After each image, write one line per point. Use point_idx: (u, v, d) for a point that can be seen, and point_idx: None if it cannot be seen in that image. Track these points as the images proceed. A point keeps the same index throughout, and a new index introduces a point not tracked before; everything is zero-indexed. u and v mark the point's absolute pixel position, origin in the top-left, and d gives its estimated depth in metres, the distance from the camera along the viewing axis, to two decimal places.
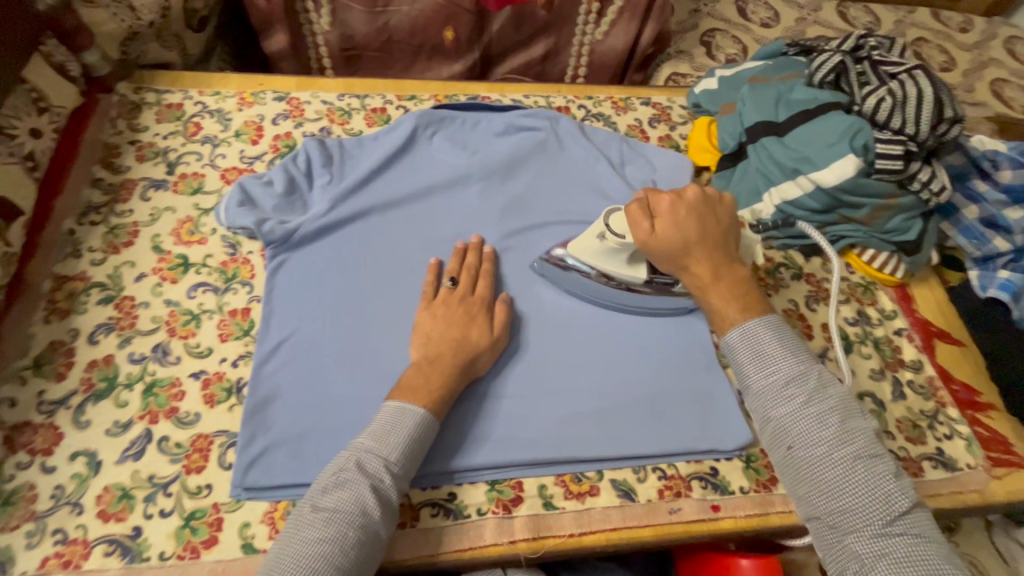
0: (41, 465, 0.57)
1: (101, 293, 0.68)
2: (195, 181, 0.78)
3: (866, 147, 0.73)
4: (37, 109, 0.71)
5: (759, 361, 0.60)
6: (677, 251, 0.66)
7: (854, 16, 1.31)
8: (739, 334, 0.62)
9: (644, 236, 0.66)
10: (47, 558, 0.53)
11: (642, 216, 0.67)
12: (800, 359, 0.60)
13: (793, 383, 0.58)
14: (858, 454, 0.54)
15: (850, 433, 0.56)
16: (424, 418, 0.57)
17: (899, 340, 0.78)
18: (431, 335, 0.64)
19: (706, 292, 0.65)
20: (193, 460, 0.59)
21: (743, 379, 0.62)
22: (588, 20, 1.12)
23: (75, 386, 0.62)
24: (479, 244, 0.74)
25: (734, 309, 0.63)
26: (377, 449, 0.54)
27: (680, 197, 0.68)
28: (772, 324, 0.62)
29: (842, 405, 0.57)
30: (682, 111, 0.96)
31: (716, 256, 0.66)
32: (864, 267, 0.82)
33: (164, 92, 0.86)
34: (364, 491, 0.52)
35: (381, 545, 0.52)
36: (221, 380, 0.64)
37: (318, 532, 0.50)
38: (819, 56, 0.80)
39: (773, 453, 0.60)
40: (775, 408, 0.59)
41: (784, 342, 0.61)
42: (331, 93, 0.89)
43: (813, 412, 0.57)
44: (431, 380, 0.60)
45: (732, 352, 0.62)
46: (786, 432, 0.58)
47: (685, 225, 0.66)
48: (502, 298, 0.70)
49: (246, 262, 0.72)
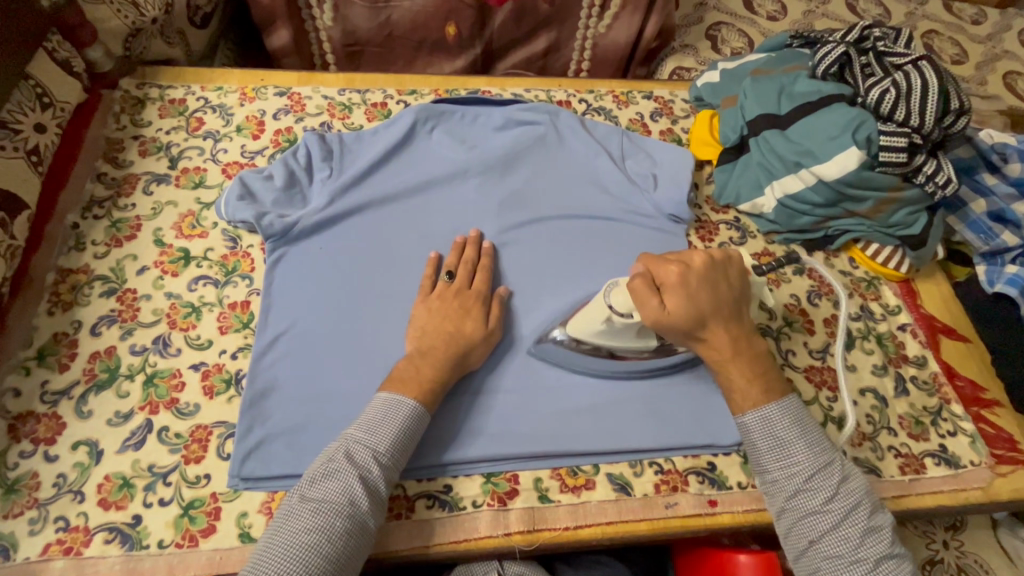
0: (43, 453, 0.58)
1: (104, 285, 0.69)
2: (196, 175, 0.78)
3: (870, 139, 0.72)
4: (41, 104, 0.72)
5: (780, 450, 0.57)
6: (692, 327, 0.61)
7: (863, 8, 1.28)
8: (758, 420, 0.58)
9: (655, 314, 0.60)
10: (48, 544, 0.54)
11: (648, 293, 0.61)
12: (823, 449, 0.57)
13: (818, 475, 0.56)
14: (882, 553, 0.53)
15: (875, 528, 0.54)
16: (414, 410, 0.57)
17: (903, 336, 0.77)
18: (426, 328, 0.64)
19: (725, 368, 0.61)
20: (192, 450, 0.60)
21: (760, 466, 0.59)
22: (591, 13, 1.11)
23: (78, 376, 0.63)
24: (478, 239, 0.74)
25: (756, 389, 0.60)
26: (369, 440, 0.55)
27: (688, 265, 0.62)
28: (794, 407, 0.59)
29: (866, 499, 0.55)
30: (684, 104, 0.96)
31: (731, 327, 0.62)
32: (868, 262, 0.81)
33: (167, 88, 0.87)
34: (352, 481, 0.52)
35: (368, 538, 0.52)
36: (220, 371, 0.65)
37: (305, 522, 0.50)
38: (822, 48, 0.79)
39: (786, 540, 0.56)
40: (799, 501, 0.55)
41: (806, 432, 0.58)
42: (333, 88, 0.89)
43: (839, 507, 0.54)
44: (423, 371, 0.61)
45: (749, 436, 0.59)
46: (807, 525, 0.55)
47: (699, 299, 0.60)
48: (500, 294, 0.70)
49: (246, 256, 0.73)
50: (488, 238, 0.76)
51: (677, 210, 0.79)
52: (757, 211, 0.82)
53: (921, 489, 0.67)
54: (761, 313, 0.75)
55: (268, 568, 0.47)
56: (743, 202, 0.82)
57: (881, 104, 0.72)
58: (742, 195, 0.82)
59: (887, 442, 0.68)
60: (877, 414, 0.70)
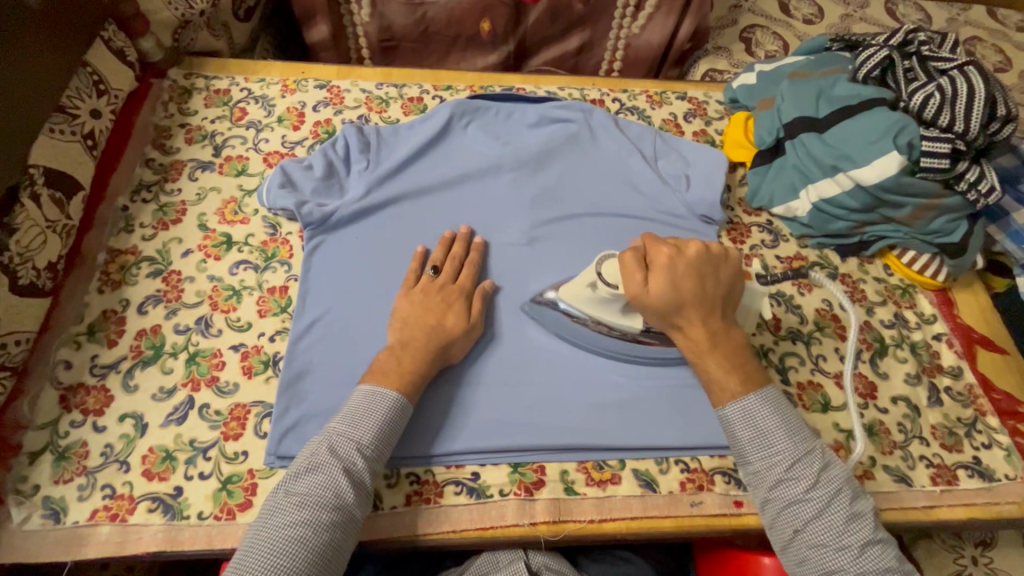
0: (92, 424, 0.61)
1: (151, 266, 0.72)
2: (239, 164, 0.81)
3: (911, 145, 0.71)
4: (97, 91, 0.75)
5: (762, 440, 0.57)
6: (671, 312, 0.61)
7: (903, 12, 1.26)
8: (740, 411, 0.58)
9: (636, 290, 0.61)
10: (96, 510, 0.57)
11: (636, 268, 0.62)
12: (803, 438, 0.57)
13: (799, 464, 0.55)
14: (866, 539, 0.53)
15: (858, 514, 0.54)
16: (397, 403, 0.58)
17: (938, 345, 0.76)
18: (407, 319, 0.64)
19: (701, 358, 0.61)
20: (231, 427, 0.62)
21: (742, 458, 0.58)
22: (625, 13, 1.12)
23: (125, 352, 0.66)
24: (468, 235, 0.75)
25: (733, 380, 0.59)
26: (351, 433, 0.56)
27: (681, 252, 0.63)
28: (773, 397, 0.59)
29: (846, 485, 0.55)
30: (719, 106, 0.95)
31: (713, 319, 0.62)
32: (904, 269, 0.80)
33: (212, 79, 0.90)
34: (334, 474, 0.53)
35: (354, 530, 0.53)
36: (259, 353, 0.67)
37: (290, 517, 0.51)
38: (864, 51, 0.79)
39: (771, 531, 0.56)
40: (782, 490, 0.55)
41: (787, 422, 0.57)
42: (371, 82, 0.91)
43: (821, 495, 0.54)
44: (404, 364, 0.61)
45: (730, 427, 0.58)
46: (792, 514, 0.54)
47: (683, 286, 0.61)
48: (483, 288, 0.70)
49: (285, 242, 0.75)
50: (478, 235, 0.76)
51: (708, 211, 0.80)
52: (790, 215, 0.82)
53: (953, 501, 0.66)
54: (792, 316, 0.75)
55: (256, 561, 0.49)
56: (777, 204, 0.82)
57: (926, 107, 0.71)
58: (777, 197, 0.81)
59: (919, 452, 0.68)
60: (909, 423, 0.69)
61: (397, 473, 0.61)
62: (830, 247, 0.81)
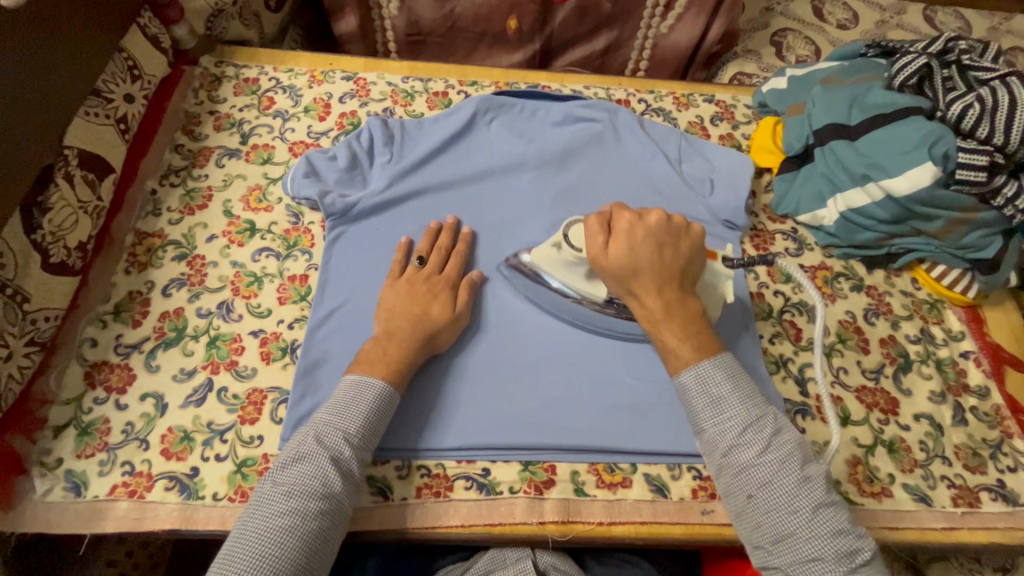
0: (114, 401, 0.63)
1: (176, 250, 0.73)
2: (265, 152, 0.82)
3: (946, 156, 0.69)
4: (131, 76, 0.77)
5: (714, 407, 0.56)
6: (628, 277, 0.61)
7: (942, 20, 1.22)
8: (693, 377, 0.57)
9: (596, 252, 0.63)
10: (115, 485, 0.58)
11: (598, 231, 0.63)
12: (756, 404, 0.56)
13: (750, 428, 0.55)
14: (817, 502, 0.52)
15: (808, 478, 0.53)
16: (384, 392, 0.59)
17: (964, 363, 0.74)
18: (393, 310, 0.65)
19: (655, 326, 0.60)
20: (248, 411, 0.63)
21: (697, 426, 0.57)
22: (655, 13, 1.11)
23: (148, 333, 0.67)
24: (454, 226, 0.74)
25: (687, 348, 0.59)
26: (339, 423, 0.56)
27: (642, 218, 0.63)
28: (727, 363, 0.58)
29: (799, 450, 0.54)
30: (747, 110, 0.93)
31: (669, 289, 0.61)
32: (932, 284, 0.78)
33: (242, 67, 0.91)
34: (323, 463, 0.53)
35: (344, 515, 0.54)
36: (277, 340, 0.68)
37: (280, 505, 0.51)
38: (901, 58, 0.77)
39: (727, 497, 0.55)
40: (734, 455, 0.55)
41: (738, 385, 0.57)
42: (397, 75, 0.92)
43: (773, 458, 0.53)
44: (389, 353, 0.61)
45: (686, 395, 0.58)
46: (743, 479, 0.54)
47: (641, 251, 0.61)
48: (469, 278, 0.70)
49: (307, 231, 0.76)
50: (465, 225, 0.76)
51: (732, 216, 0.79)
52: (816, 223, 0.80)
53: (974, 525, 0.64)
54: (813, 327, 0.74)
55: (243, 551, 0.49)
56: (802, 212, 0.80)
57: (964, 118, 0.69)
58: (803, 205, 0.80)
59: (940, 471, 0.66)
60: (931, 442, 0.67)
61: (409, 465, 0.62)
62: (857, 257, 0.79)
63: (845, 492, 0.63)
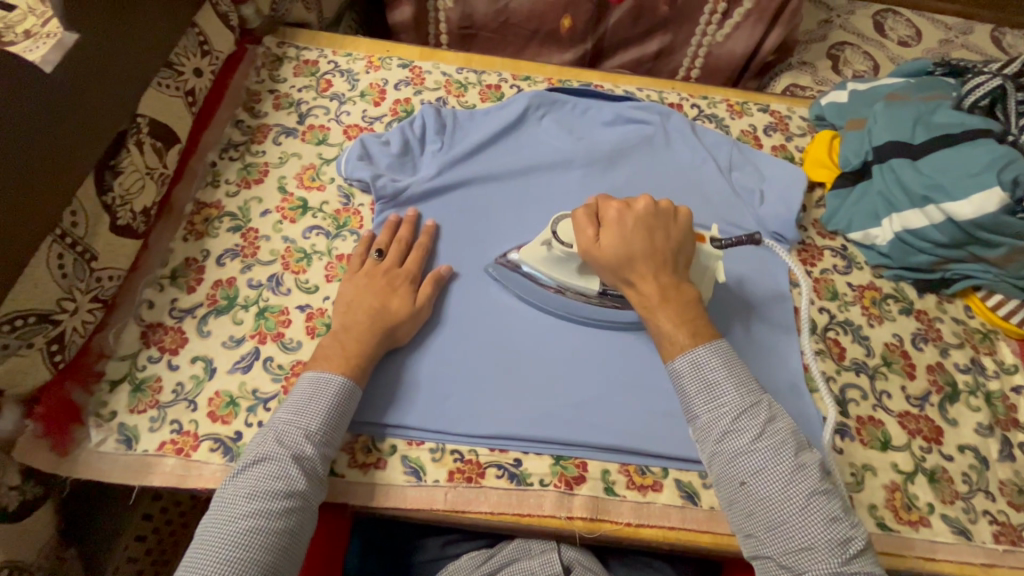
0: (167, 361, 0.65)
1: (231, 222, 0.75)
2: (321, 133, 0.84)
3: (1016, 181, 0.67)
4: (201, 51, 0.79)
5: (708, 393, 0.56)
6: (620, 266, 0.61)
7: (1010, 43, 1.18)
8: (688, 363, 0.58)
9: (587, 243, 0.63)
10: (164, 442, 0.61)
11: (588, 223, 0.64)
12: (750, 391, 0.56)
13: (744, 414, 0.55)
14: (811, 488, 0.51)
15: (803, 466, 0.52)
16: (345, 385, 0.59)
17: (1015, 398, 0.71)
18: (351, 305, 0.65)
19: (652, 313, 0.60)
20: (291, 382, 0.65)
21: (691, 413, 0.57)
22: (711, 20, 1.09)
23: (202, 299, 0.69)
24: (415, 219, 0.74)
25: (682, 334, 0.59)
26: (298, 420, 0.56)
27: (630, 207, 0.64)
28: (723, 349, 0.58)
29: (793, 437, 0.54)
30: (802, 122, 0.92)
31: (663, 275, 0.61)
32: (987, 313, 0.76)
33: (303, 49, 0.93)
34: (283, 463, 0.54)
35: (313, 503, 0.55)
36: (322, 316, 0.69)
37: (244, 506, 0.52)
38: (974, 78, 0.75)
39: (719, 486, 0.55)
40: (727, 442, 0.54)
41: (733, 371, 0.57)
42: (452, 66, 0.93)
43: (766, 446, 0.53)
44: (347, 347, 0.62)
45: (679, 381, 0.58)
46: (736, 466, 0.54)
47: (632, 239, 0.61)
48: (437, 273, 0.70)
49: (357, 213, 0.77)
50: (427, 218, 0.76)
51: (780, 228, 0.78)
52: (868, 242, 0.78)
53: (1015, 564, 0.62)
54: (857, 346, 0.72)
55: (212, 552, 0.49)
56: (854, 230, 0.79)
57: None
58: (855, 223, 0.78)
59: (983, 506, 0.64)
60: (975, 475, 0.66)
61: (443, 448, 0.63)
62: (909, 280, 0.77)
63: (881, 517, 0.62)
